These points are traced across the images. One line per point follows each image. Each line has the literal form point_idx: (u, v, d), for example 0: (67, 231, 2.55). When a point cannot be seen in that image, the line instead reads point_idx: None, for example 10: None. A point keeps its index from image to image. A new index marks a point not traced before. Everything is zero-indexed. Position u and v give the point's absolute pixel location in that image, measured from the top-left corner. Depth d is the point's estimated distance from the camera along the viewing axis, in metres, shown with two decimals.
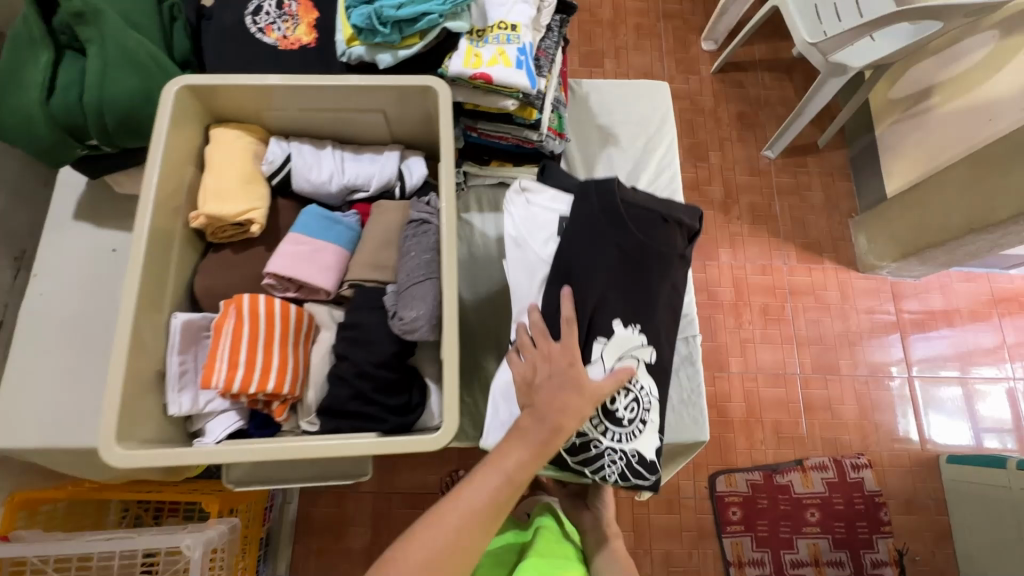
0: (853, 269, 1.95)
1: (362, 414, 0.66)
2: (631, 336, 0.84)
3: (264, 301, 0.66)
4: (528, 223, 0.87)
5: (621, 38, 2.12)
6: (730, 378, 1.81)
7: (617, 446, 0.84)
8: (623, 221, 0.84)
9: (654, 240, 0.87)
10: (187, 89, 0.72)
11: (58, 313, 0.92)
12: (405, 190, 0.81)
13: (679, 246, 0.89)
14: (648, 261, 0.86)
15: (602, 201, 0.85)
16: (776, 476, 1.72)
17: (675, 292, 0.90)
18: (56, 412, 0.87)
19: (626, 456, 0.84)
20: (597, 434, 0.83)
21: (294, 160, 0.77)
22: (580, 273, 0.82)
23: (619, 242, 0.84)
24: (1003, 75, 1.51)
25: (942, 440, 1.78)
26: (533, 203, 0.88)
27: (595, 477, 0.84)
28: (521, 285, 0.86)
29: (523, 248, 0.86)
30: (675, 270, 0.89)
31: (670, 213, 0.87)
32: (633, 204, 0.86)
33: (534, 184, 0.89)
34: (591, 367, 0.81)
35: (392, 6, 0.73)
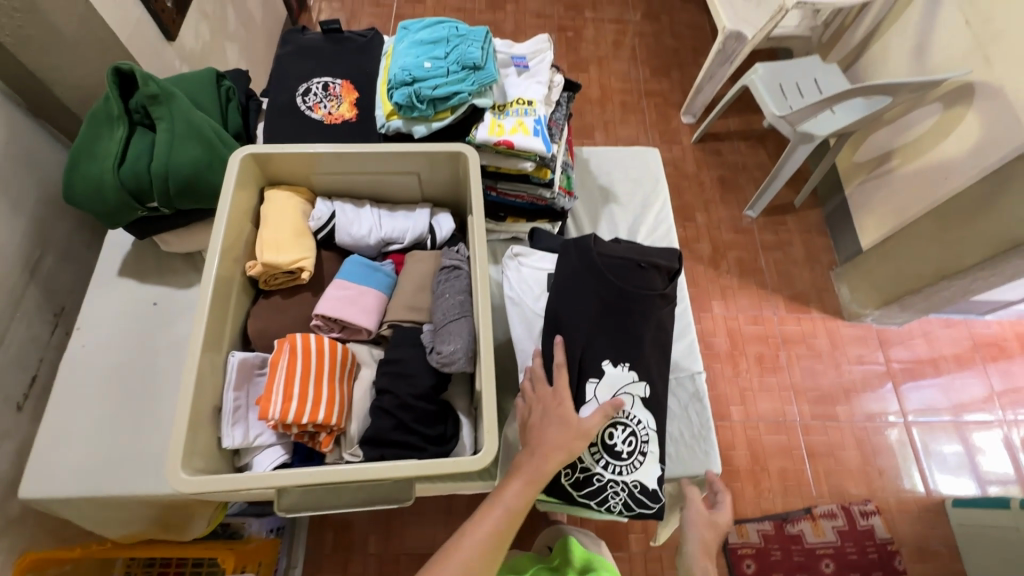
0: (840, 318, 2.05)
1: (403, 442, 0.71)
2: (620, 375, 0.90)
3: (316, 339, 0.73)
4: (520, 283, 0.98)
5: (608, 114, 2.35)
6: (732, 426, 1.84)
7: (618, 478, 0.89)
8: (600, 271, 0.91)
9: (632, 284, 0.92)
10: (250, 156, 0.82)
11: (100, 364, 0.97)
12: (436, 242, 0.90)
13: (659, 285, 0.94)
14: (629, 303, 0.91)
15: (581, 255, 0.92)
16: (786, 526, 1.72)
17: (662, 328, 0.95)
18: (93, 458, 0.90)
19: (629, 487, 0.89)
20: (599, 468, 0.88)
21: (338, 217, 0.86)
22: (568, 321, 0.90)
23: (599, 291, 0.91)
24: (950, 141, 1.67)
25: (946, 484, 1.81)
26: (524, 265, 1.00)
27: (601, 509, 0.89)
28: (521, 337, 0.94)
29: (518, 304, 0.96)
30: (658, 309, 0.94)
31: (644, 257, 0.93)
32: (610, 254, 0.93)
33: (524, 249, 1.01)
34: (586, 408, 0.86)
35: (429, 87, 0.85)
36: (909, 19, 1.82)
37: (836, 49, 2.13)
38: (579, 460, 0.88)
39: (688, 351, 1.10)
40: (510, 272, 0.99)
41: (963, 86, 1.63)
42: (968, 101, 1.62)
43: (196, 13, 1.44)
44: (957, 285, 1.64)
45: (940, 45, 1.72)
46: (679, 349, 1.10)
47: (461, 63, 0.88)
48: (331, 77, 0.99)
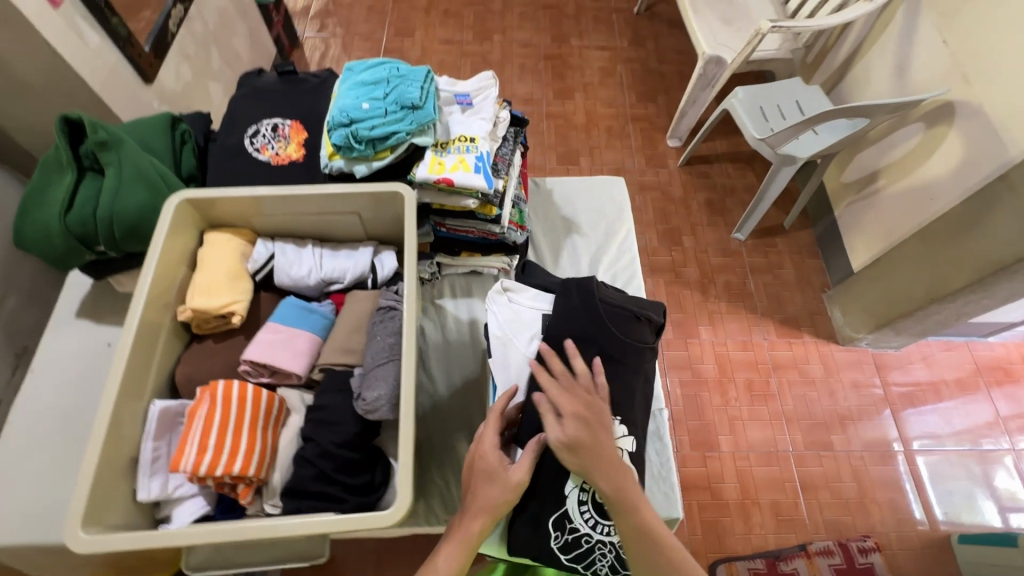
0: (833, 342, 1.99)
1: (323, 494, 0.69)
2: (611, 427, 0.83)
3: (239, 386, 0.71)
4: (511, 322, 0.91)
5: (594, 139, 2.35)
6: (721, 457, 1.78)
7: (607, 539, 0.82)
8: (598, 319, 0.85)
9: (629, 336, 0.87)
10: (187, 201, 0.82)
11: (49, 406, 0.97)
12: (377, 281, 0.89)
13: (650, 338, 0.89)
14: (622, 356, 0.86)
15: (582, 300, 0.87)
16: (780, 564, 1.61)
17: (647, 382, 0.90)
18: (32, 504, 0.89)
19: (615, 547, 0.83)
20: (589, 529, 0.81)
21: (277, 258, 0.86)
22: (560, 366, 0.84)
23: (594, 339, 0.85)
24: (934, 160, 1.62)
25: (951, 517, 1.71)
26: (515, 302, 0.93)
27: (588, 571, 0.83)
28: (506, 380, 0.88)
29: (508, 344, 0.90)
30: (647, 362, 0.88)
31: (642, 311, 0.88)
32: (611, 302, 0.87)
33: (515, 284, 0.94)
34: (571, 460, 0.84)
35: (366, 127, 0.86)
36: (888, 39, 1.79)
37: (819, 70, 2.10)
38: (569, 520, 0.81)
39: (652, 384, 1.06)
40: (499, 308, 0.92)
41: (944, 105, 1.58)
42: (949, 120, 1.57)
43: (178, 55, 1.43)
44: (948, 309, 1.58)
45: (919, 65, 1.68)
46: None
47: (400, 103, 0.88)
48: (281, 119, 1.00)
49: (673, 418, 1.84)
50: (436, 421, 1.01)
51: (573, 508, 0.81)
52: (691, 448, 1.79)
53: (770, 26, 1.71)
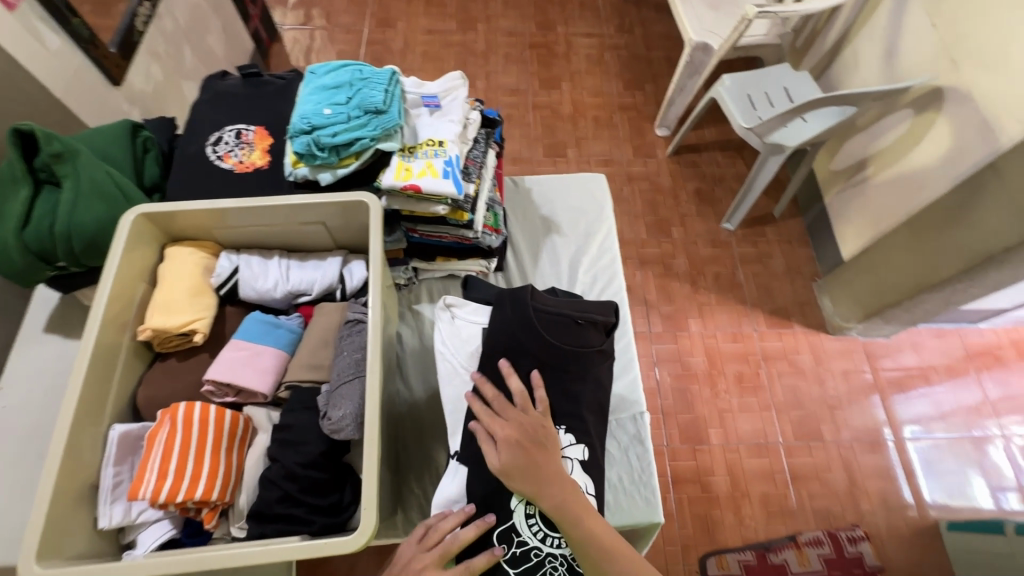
0: (824, 332, 1.97)
1: (289, 516, 0.68)
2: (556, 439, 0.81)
3: (200, 408, 0.69)
4: (451, 339, 0.87)
5: (581, 129, 2.31)
6: (710, 450, 1.77)
7: (558, 551, 0.77)
8: (535, 329, 0.81)
9: (568, 342, 0.82)
10: (144, 215, 0.79)
11: (13, 427, 0.92)
12: (346, 292, 0.87)
13: (596, 341, 0.84)
14: (566, 365, 0.82)
15: (515, 311, 0.83)
16: (769, 555, 1.63)
17: (600, 387, 0.86)
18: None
19: (567, 560, 0.77)
20: (538, 541, 0.77)
21: (241, 271, 0.83)
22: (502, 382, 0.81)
23: (533, 350, 0.82)
24: (922, 147, 1.59)
25: (939, 503, 1.70)
26: (458, 317, 0.88)
27: None
28: (451, 399, 0.85)
29: (446, 361, 0.86)
30: (596, 366, 0.84)
31: (581, 313, 0.82)
32: (546, 309, 0.82)
33: (458, 298, 0.90)
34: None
35: (329, 134, 0.83)
36: (877, 23, 1.74)
37: (808, 56, 2.05)
38: (516, 533, 0.77)
39: (632, 389, 1.05)
40: (441, 326, 0.88)
41: (931, 91, 1.55)
42: (937, 106, 1.54)
43: (146, 55, 1.37)
44: (936, 298, 1.56)
45: (907, 50, 1.64)
46: (621, 386, 1.05)
47: (363, 108, 0.86)
48: (245, 124, 0.97)
49: (663, 412, 1.83)
50: (413, 430, 1.00)
51: (521, 520, 0.77)
52: (680, 441, 1.78)
53: (756, 11, 1.66)
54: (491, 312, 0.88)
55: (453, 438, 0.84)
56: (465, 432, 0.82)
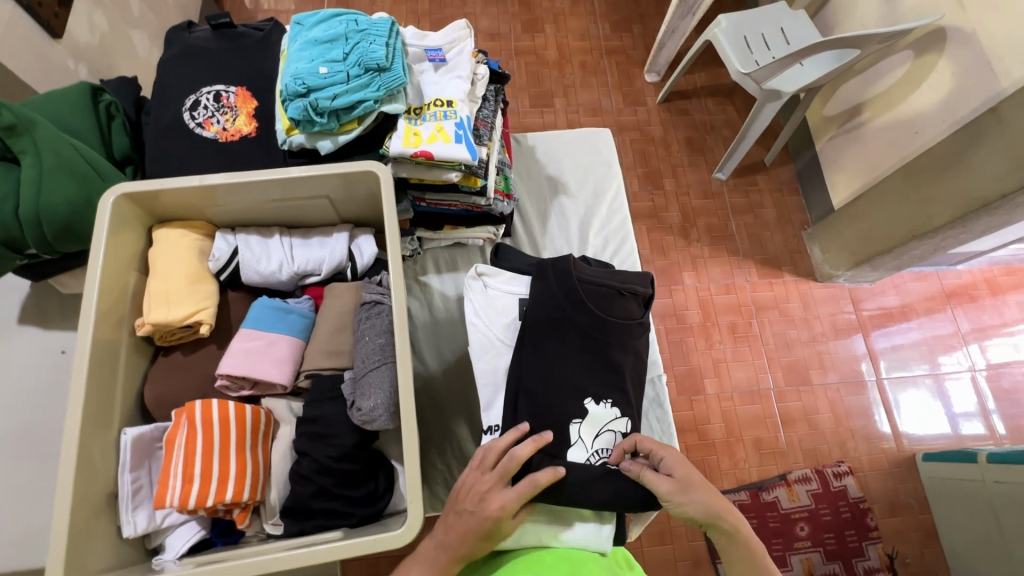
0: (812, 279, 1.82)
1: (327, 510, 0.66)
2: (604, 411, 0.77)
3: (218, 406, 0.65)
4: (486, 309, 0.82)
5: (568, 77, 2.07)
6: (707, 399, 1.66)
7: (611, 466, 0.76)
8: (580, 300, 0.78)
9: (612, 315, 0.80)
10: (126, 196, 0.71)
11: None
12: (357, 271, 0.82)
13: (636, 313, 0.82)
14: (609, 336, 0.79)
15: (559, 282, 0.79)
16: (762, 494, 1.56)
17: (638, 360, 0.84)
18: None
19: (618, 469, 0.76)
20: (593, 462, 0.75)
21: (241, 253, 0.77)
22: (547, 354, 0.77)
23: (578, 322, 0.78)
24: (923, 90, 1.43)
25: (916, 435, 1.65)
26: (491, 287, 0.84)
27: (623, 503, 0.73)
28: (485, 372, 0.80)
29: (480, 332, 0.81)
30: (636, 339, 0.82)
31: (625, 284, 0.81)
32: (591, 281, 0.80)
33: (490, 267, 0.85)
34: (573, 451, 0.74)
35: (327, 97, 0.75)
36: None
37: None
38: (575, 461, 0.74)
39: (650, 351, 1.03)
40: (474, 296, 0.83)
41: (935, 31, 1.38)
42: (940, 47, 1.38)
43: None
44: (941, 237, 1.40)
45: None
46: None
47: (363, 65, 0.77)
48: (223, 85, 0.87)
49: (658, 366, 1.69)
50: (431, 405, 0.97)
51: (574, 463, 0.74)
52: (676, 392, 1.67)
53: None
54: (529, 283, 0.83)
55: (490, 412, 0.79)
56: (507, 404, 0.77)
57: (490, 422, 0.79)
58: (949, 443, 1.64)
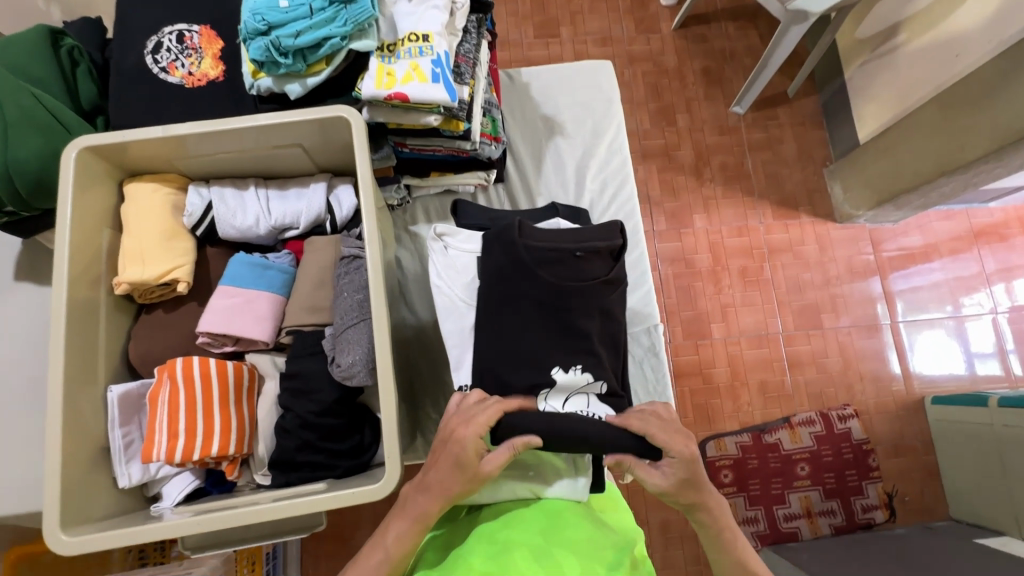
0: (831, 220, 1.73)
1: (311, 462, 0.67)
2: (574, 378, 0.74)
3: (199, 363, 0.65)
4: (446, 271, 0.79)
5: (575, 2, 1.89)
6: (713, 344, 1.63)
7: None
8: (529, 271, 0.73)
9: (570, 279, 0.74)
10: (89, 149, 0.68)
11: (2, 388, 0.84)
12: (337, 223, 0.79)
13: (600, 271, 0.76)
14: (569, 301, 0.74)
15: (505, 254, 0.74)
16: (764, 436, 1.57)
17: (610, 319, 0.78)
18: (11, 485, 0.80)
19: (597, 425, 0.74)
20: None
21: (215, 208, 0.74)
22: (506, 331, 0.74)
23: (533, 295, 0.73)
24: (969, 6, 1.27)
25: (928, 378, 1.62)
26: (451, 247, 0.80)
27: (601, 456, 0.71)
28: (453, 332, 0.77)
29: (444, 295, 0.78)
30: (603, 298, 0.76)
31: (579, 244, 0.75)
32: (540, 246, 0.74)
33: (449, 226, 0.81)
34: None
35: (290, 34, 0.69)
36: None
37: None
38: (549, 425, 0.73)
39: (645, 301, 1.00)
40: (435, 259, 0.79)
41: None
42: None
43: None
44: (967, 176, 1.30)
45: None
46: (634, 300, 1.00)
47: None
48: (186, 24, 0.81)
49: (665, 311, 1.66)
50: (424, 353, 0.97)
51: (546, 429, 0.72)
52: (682, 337, 1.64)
53: None
54: (481, 258, 0.78)
55: (460, 371, 0.77)
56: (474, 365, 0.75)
57: (460, 381, 0.76)
58: (961, 385, 1.61)
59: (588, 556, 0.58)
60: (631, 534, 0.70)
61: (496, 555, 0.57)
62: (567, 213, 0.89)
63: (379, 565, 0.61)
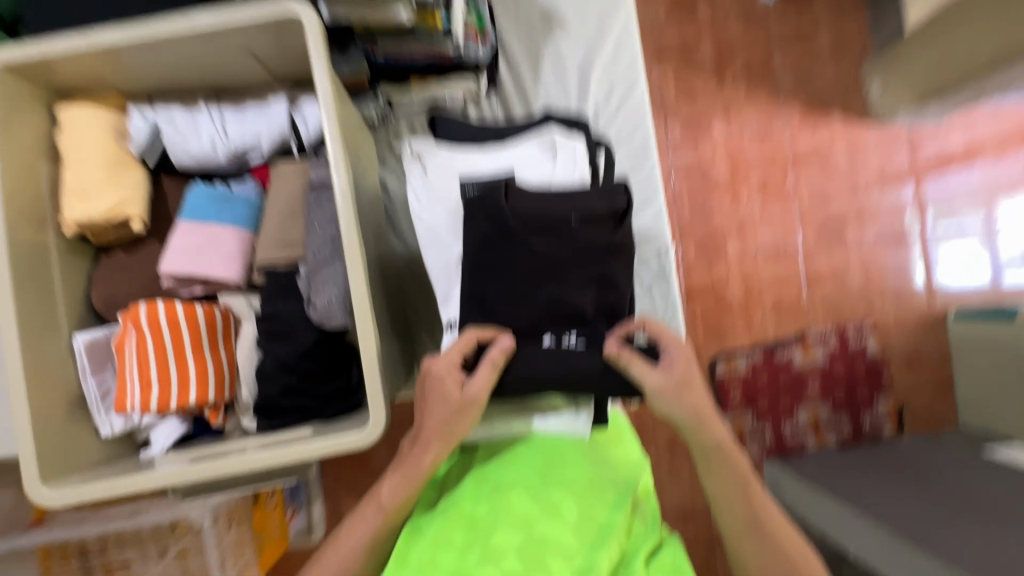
0: (864, 121, 1.56)
1: (296, 407, 0.64)
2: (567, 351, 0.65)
3: (164, 309, 0.60)
4: (428, 198, 0.71)
5: None
6: (727, 262, 1.54)
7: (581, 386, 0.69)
8: (517, 238, 0.64)
9: (565, 247, 0.66)
10: (6, 70, 0.59)
11: None
12: (304, 145, 0.69)
13: (602, 238, 0.67)
14: (564, 270, 0.66)
15: (489, 219, 0.65)
16: (776, 354, 1.46)
17: (610, 290, 0.68)
18: None
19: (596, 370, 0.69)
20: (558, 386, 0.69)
21: (163, 131, 0.65)
22: (492, 303, 0.66)
23: (522, 263, 0.65)
24: None
25: (952, 291, 1.54)
26: (431, 169, 0.72)
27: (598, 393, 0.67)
28: (438, 265, 0.71)
29: (424, 223, 0.71)
30: (606, 269, 0.67)
31: (577, 209, 0.66)
32: (529, 211, 0.65)
33: (427, 145, 0.74)
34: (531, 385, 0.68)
35: None
36: None
37: None
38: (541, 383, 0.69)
39: (656, 220, 0.91)
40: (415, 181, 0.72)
41: None
42: None
43: None
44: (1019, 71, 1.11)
45: None
46: (645, 220, 0.92)
47: None
48: None
49: (678, 228, 1.54)
50: (415, 284, 0.92)
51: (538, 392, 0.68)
52: (695, 256, 1.54)
53: None
54: (463, 224, 0.68)
55: (448, 307, 0.71)
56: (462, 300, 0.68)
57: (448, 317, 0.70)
58: (985, 297, 1.53)
59: (587, 497, 0.57)
60: (636, 467, 0.68)
61: (490, 496, 0.56)
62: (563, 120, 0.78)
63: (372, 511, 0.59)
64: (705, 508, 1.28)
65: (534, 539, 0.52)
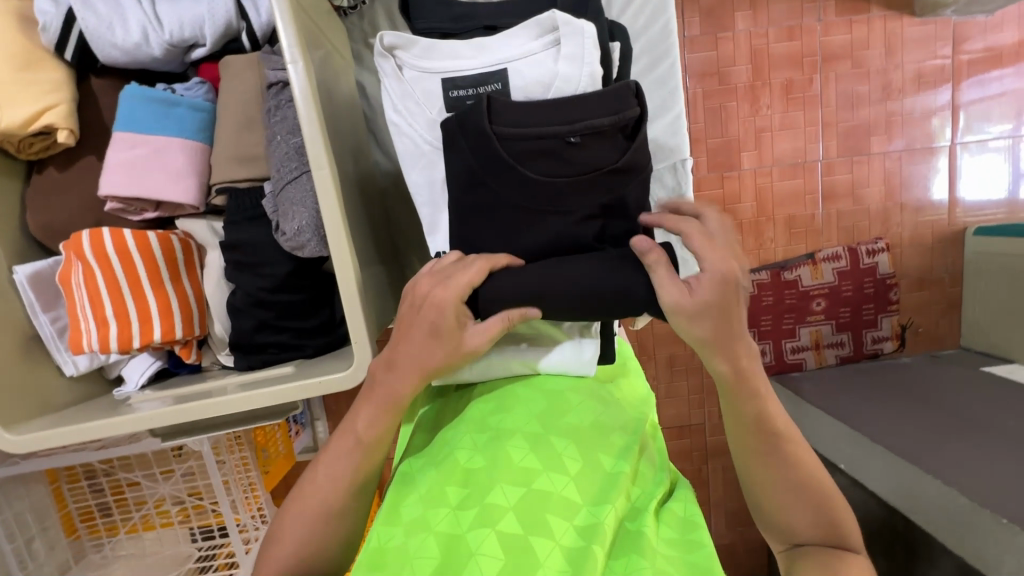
0: (907, 12, 1.33)
1: (274, 343, 0.59)
2: None
3: (111, 237, 0.53)
4: (404, 108, 0.61)
5: None
6: (741, 177, 1.39)
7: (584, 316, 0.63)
8: (507, 168, 0.55)
9: (564, 171, 0.56)
10: None
11: None
12: (256, 35, 0.57)
13: (608, 157, 0.57)
14: (565, 198, 0.56)
15: (471, 146, 0.55)
16: (784, 272, 1.40)
17: (620, 216, 0.59)
18: None
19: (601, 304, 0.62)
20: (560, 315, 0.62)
21: (78, 15, 0.52)
22: (483, 238, 0.58)
23: (513, 197, 0.56)
24: None
25: (976, 208, 1.42)
26: (407, 68, 0.61)
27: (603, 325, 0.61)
28: (421, 186, 0.62)
29: (403, 137, 0.62)
30: (615, 191, 0.58)
31: (574, 125, 0.55)
32: (517, 133, 0.55)
33: (400, 35, 0.60)
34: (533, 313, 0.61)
35: None
36: None
37: None
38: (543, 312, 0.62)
39: (673, 128, 0.78)
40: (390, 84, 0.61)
41: None
42: None
43: None
44: None
45: None
46: (657, 130, 0.78)
47: None
48: None
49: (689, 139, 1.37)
50: (399, 204, 0.82)
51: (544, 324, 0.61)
52: (706, 170, 1.39)
53: None
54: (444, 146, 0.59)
55: (435, 235, 0.63)
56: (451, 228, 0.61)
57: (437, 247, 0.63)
58: (1008, 213, 1.42)
59: (588, 446, 0.54)
60: (643, 403, 0.65)
61: (487, 446, 0.53)
62: (569, 4, 0.65)
63: (354, 450, 0.55)
64: (700, 423, 1.29)
65: (532, 493, 0.50)
